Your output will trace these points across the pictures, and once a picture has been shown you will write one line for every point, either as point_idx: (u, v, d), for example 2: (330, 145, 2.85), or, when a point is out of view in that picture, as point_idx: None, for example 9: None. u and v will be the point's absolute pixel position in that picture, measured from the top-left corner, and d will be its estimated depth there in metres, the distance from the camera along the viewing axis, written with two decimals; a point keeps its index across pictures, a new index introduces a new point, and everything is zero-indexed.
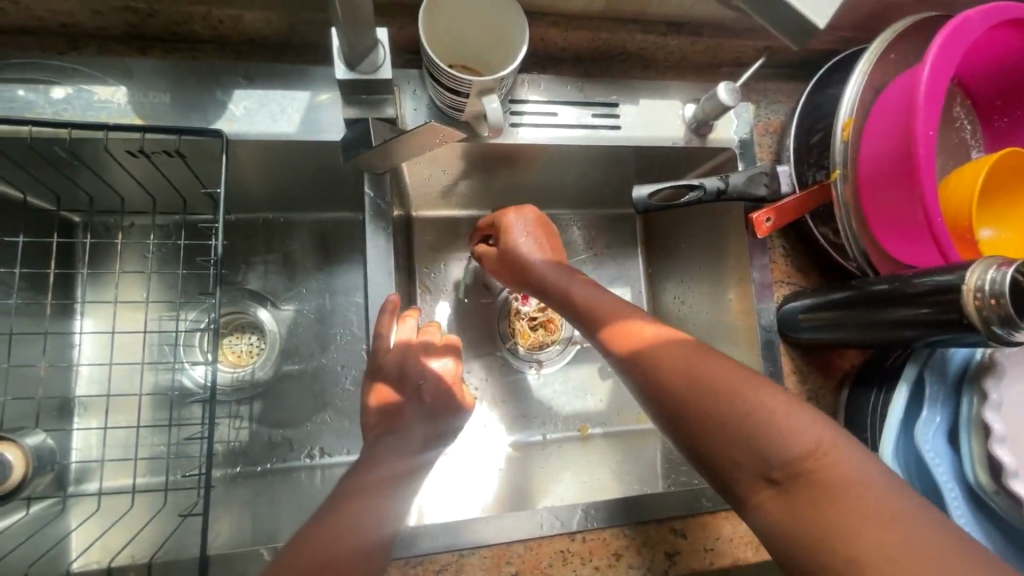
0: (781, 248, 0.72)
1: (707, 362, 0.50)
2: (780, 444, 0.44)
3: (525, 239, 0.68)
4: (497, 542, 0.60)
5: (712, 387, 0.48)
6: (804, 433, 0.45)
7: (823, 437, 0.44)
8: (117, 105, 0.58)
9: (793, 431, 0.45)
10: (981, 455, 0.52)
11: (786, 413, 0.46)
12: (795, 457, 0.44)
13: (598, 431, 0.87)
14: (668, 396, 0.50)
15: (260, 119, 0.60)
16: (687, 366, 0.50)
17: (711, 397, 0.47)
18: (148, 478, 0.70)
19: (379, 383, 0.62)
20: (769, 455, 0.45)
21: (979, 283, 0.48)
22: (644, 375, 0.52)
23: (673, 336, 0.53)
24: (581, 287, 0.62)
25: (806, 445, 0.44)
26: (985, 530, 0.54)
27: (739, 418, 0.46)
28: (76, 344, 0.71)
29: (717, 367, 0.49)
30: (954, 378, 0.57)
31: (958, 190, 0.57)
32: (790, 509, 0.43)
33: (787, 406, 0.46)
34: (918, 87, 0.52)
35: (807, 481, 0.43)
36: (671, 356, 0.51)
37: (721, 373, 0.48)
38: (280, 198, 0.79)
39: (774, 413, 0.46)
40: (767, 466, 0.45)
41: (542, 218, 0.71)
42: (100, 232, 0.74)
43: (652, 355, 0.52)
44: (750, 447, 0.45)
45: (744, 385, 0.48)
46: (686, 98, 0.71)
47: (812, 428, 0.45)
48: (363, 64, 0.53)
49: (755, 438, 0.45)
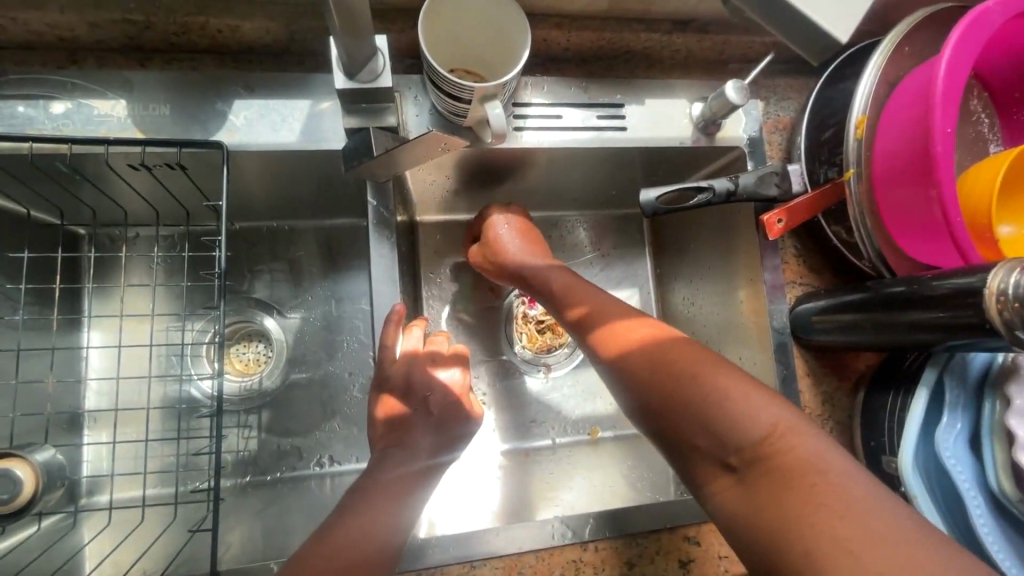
0: (793, 248, 0.71)
1: (669, 347, 0.50)
2: (738, 426, 0.44)
3: (506, 231, 0.73)
4: (509, 553, 0.59)
5: (676, 375, 0.48)
6: (761, 416, 0.44)
7: (782, 419, 0.44)
8: (117, 119, 0.57)
9: (751, 415, 0.44)
10: (1006, 462, 0.51)
11: (744, 395, 0.45)
12: (752, 440, 0.43)
13: (608, 435, 0.85)
14: (637, 386, 0.50)
15: (262, 129, 0.60)
16: (656, 354, 0.50)
17: (672, 382, 0.48)
18: (159, 490, 0.71)
19: (386, 394, 0.61)
20: (725, 439, 0.44)
21: (1002, 286, 0.46)
22: (612, 363, 0.53)
23: (648, 330, 0.53)
24: (558, 279, 0.64)
25: (763, 427, 0.44)
26: (1011, 539, 0.52)
27: (699, 401, 0.46)
28: (84, 357, 0.71)
29: (683, 353, 0.49)
30: (975, 382, 0.56)
31: (977, 187, 0.55)
32: (747, 495, 0.43)
33: (746, 389, 0.46)
34: (936, 83, 0.50)
35: (762, 465, 0.43)
36: (641, 347, 0.52)
37: (689, 361, 0.48)
38: (284, 206, 0.78)
39: (731, 395, 0.45)
40: (725, 451, 0.44)
41: (523, 219, 0.76)
42: (105, 244, 0.74)
43: (623, 347, 0.53)
44: (710, 432, 0.45)
45: (707, 368, 0.47)
46: (693, 97, 0.70)
47: (771, 410, 0.45)
48: (363, 73, 0.52)
49: (713, 421, 0.45)
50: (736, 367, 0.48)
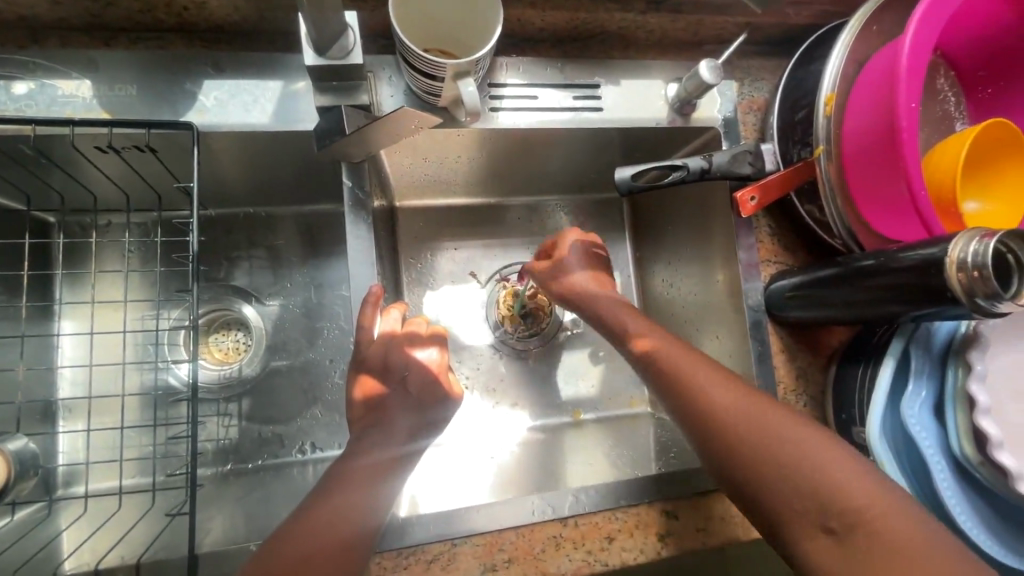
0: (768, 227, 0.72)
1: (761, 405, 0.52)
2: (839, 492, 0.46)
3: (581, 258, 0.72)
4: (489, 530, 0.60)
5: (773, 434, 0.50)
6: (860, 485, 0.46)
7: (879, 488, 0.46)
8: (82, 100, 0.56)
9: (850, 481, 0.46)
10: (967, 426, 0.52)
11: (843, 462, 0.47)
12: (855, 507, 0.45)
13: (590, 417, 0.86)
14: (730, 438, 0.51)
15: (232, 109, 0.59)
16: (747, 410, 0.52)
17: (767, 439, 0.49)
18: (136, 479, 0.70)
19: (364, 374, 0.61)
20: (825, 501, 0.46)
21: (962, 256, 0.47)
22: (695, 410, 0.54)
23: (729, 380, 0.55)
24: (630, 322, 0.63)
25: (864, 495, 0.45)
26: (972, 501, 0.54)
27: (799, 462, 0.48)
28: (56, 345, 0.70)
29: (778, 415, 0.51)
30: (939, 351, 0.57)
31: (942, 162, 0.56)
32: (849, 559, 0.44)
33: (843, 457, 0.48)
34: (901, 58, 0.51)
35: (865, 532, 0.44)
36: (729, 399, 0.53)
37: (785, 422, 0.50)
38: (260, 191, 0.77)
39: (829, 461, 0.47)
40: (824, 514, 0.46)
41: (592, 240, 0.74)
42: (76, 231, 0.73)
43: (709, 396, 0.54)
44: (808, 493, 0.47)
45: (802, 431, 0.50)
46: (668, 78, 0.70)
47: (869, 478, 0.46)
48: (333, 49, 0.51)
49: (812, 484, 0.47)
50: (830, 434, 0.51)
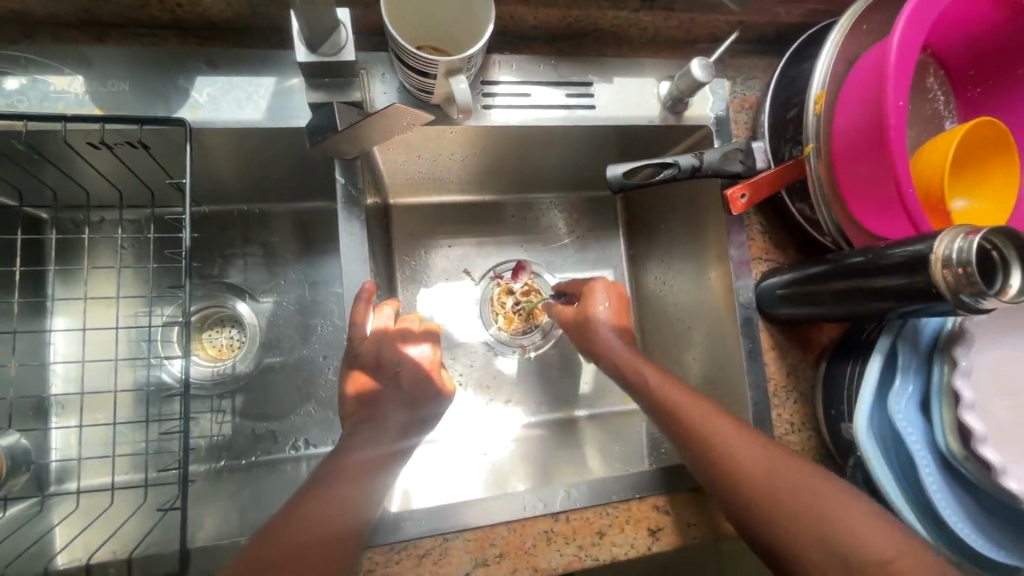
0: (759, 225, 0.72)
1: (781, 462, 0.54)
2: (866, 546, 0.48)
3: (606, 308, 0.69)
4: (481, 525, 0.60)
5: (800, 490, 0.51)
6: (884, 540, 0.48)
7: (902, 544, 0.48)
8: (74, 96, 0.56)
9: (875, 538, 0.48)
10: (952, 421, 0.53)
11: (865, 517, 0.49)
12: (880, 563, 0.47)
13: (584, 414, 0.87)
14: (754, 495, 0.52)
15: (225, 105, 0.59)
16: (771, 465, 0.54)
17: (790, 496, 0.51)
18: (129, 475, 0.70)
19: (357, 371, 0.62)
20: (852, 556, 0.47)
21: (947, 253, 0.47)
22: (716, 465, 0.55)
23: (748, 435, 0.56)
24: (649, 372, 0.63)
25: (890, 550, 0.47)
26: (957, 495, 0.55)
27: (823, 520, 0.49)
28: (49, 341, 0.70)
29: (798, 473, 0.53)
30: (926, 347, 0.58)
31: (930, 160, 0.57)
32: None
33: (863, 512, 0.50)
34: (889, 57, 0.51)
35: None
36: (752, 455, 0.54)
37: (806, 479, 0.52)
38: (254, 188, 0.77)
39: (853, 519, 0.49)
40: (852, 568, 0.47)
41: (620, 290, 0.72)
42: (69, 228, 0.73)
43: (729, 451, 0.55)
44: (834, 551, 0.48)
45: (824, 488, 0.51)
46: (661, 76, 0.71)
47: (890, 534, 0.48)
48: (325, 45, 0.51)
49: (838, 539, 0.48)
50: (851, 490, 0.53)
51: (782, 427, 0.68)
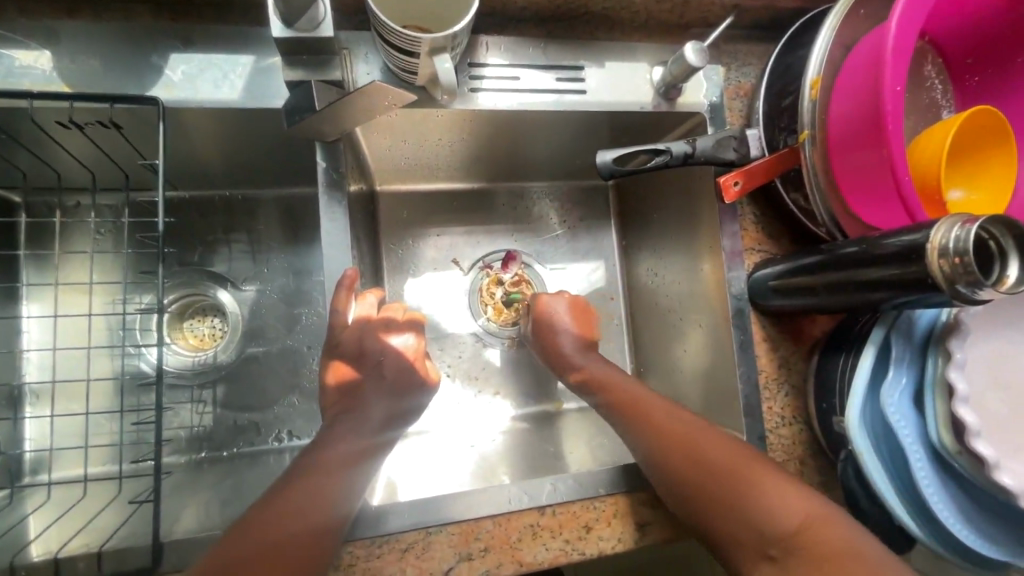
0: (752, 215, 0.71)
1: (705, 439, 0.57)
2: (775, 520, 0.50)
3: (561, 311, 0.75)
4: (465, 518, 0.59)
5: (721, 467, 0.54)
6: (793, 509, 0.51)
7: (812, 510, 0.51)
8: (41, 72, 0.54)
9: (785, 506, 0.51)
10: (945, 415, 0.52)
11: (778, 491, 0.52)
12: (789, 530, 0.50)
13: (572, 407, 0.85)
14: (677, 472, 0.56)
15: (201, 84, 0.57)
16: (689, 448, 0.56)
17: (709, 472, 0.54)
18: (105, 466, 0.68)
19: (336, 360, 0.60)
20: (765, 526, 0.51)
21: (944, 242, 0.46)
22: (645, 445, 0.59)
23: (677, 417, 0.60)
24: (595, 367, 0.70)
25: (796, 519, 0.50)
26: (949, 489, 0.54)
27: (737, 492, 0.52)
28: (22, 329, 0.68)
29: (719, 449, 0.55)
30: (920, 339, 0.56)
31: (927, 149, 0.55)
32: None
33: (778, 484, 0.52)
34: (886, 41, 0.50)
35: (801, 555, 0.48)
36: (678, 437, 0.58)
37: (726, 454, 0.55)
38: (237, 173, 0.75)
39: (767, 491, 0.52)
40: (763, 541, 0.50)
41: (580, 303, 0.77)
42: (42, 212, 0.71)
43: (658, 432, 0.59)
44: (748, 521, 0.51)
45: (741, 462, 0.54)
46: (654, 61, 0.69)
47: (802, 502, 0.51)
48: (302, 20, 0.49)
49: (749, 513, 0.52)
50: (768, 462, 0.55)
51: (773, 421, 0.67)
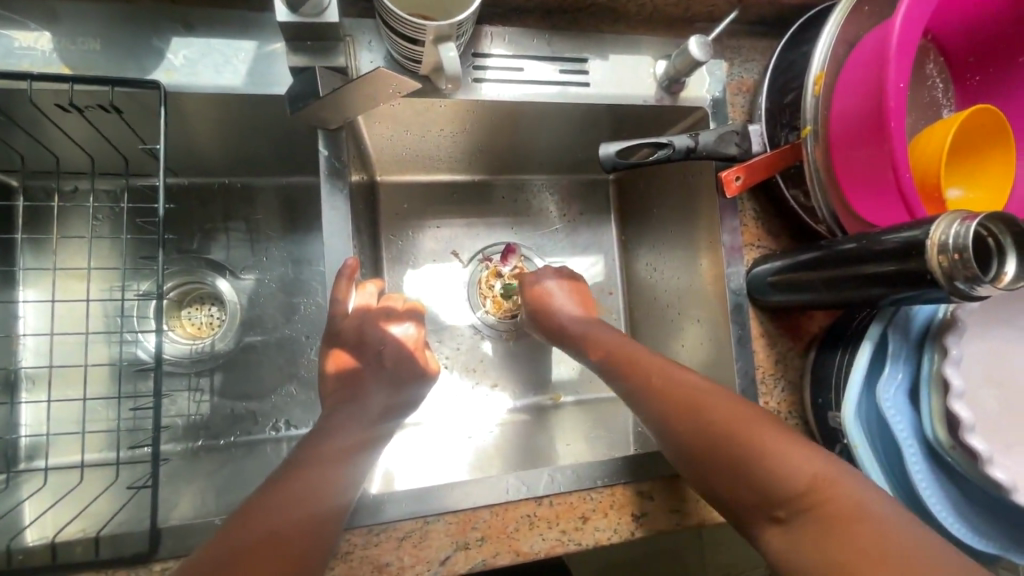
0: (752, 211, 0.71)
1: (707, 402, 0.55)
2: (780, 480, 0.48)
3: (559, 290, 0.76)
4: (464, 508, 0.59)
5: (722, 431, 0.52)
6: (800, 469, 0.48)
7: (822, 471, 0.48)
8: (41, 53, 0.53)
9: (791, 467, 0.48)
10: (940, 410, 0.52)
11: (784, 451, 0.49)
12: (794, 492, 0.47)
13: (570, 400, 0.86)
14: (681, 439, 0.55)
15: (203, 69, 0.56)
16: (693, 410, 0.55)
17: (712, 436, 0.53)
18: (102, 452, 0.68)
19: (337, 348, 0.60)
20: (769, 488, 0.49)
21: (943, 239, 0.46)
22: (651, 413, 0.58)
23: (682, 381, 0.58)
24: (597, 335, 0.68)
25: (802, 481, 0.47)
26: (942, 484, 0.55)
27: (741, 455, 0.51)
28: (18, 314, 0.68)
29: (722, 412, 0.54)
30: (917, 335, 0.57)
31: (927, 148, 0.55)
32: (795, 544, 0.46)
33: (784, 444, 0.50)
34: (891, 38, 0.50)
35: (807, 516, 0.46)
36: (680, 400, 0.56)
37: (727, 417, 0.53)
38: (238, 162, 0.75)
39: (771, 452, 0.50)
40: (770, 503, 0.48)
41: (575, 281, 0.78)
42: (40, 196, 0.70)
43: (662, 398, 0.57)
44: (753, 484, 0.50)
45: (745, 425, 0.52)
46: (657, 55, 0.69)
47: (810, 462, 0.48)
48: (305, 6, 0.49)
49: (754, 475, 0.50)
50: (779, 424, 0.52)
51: None
